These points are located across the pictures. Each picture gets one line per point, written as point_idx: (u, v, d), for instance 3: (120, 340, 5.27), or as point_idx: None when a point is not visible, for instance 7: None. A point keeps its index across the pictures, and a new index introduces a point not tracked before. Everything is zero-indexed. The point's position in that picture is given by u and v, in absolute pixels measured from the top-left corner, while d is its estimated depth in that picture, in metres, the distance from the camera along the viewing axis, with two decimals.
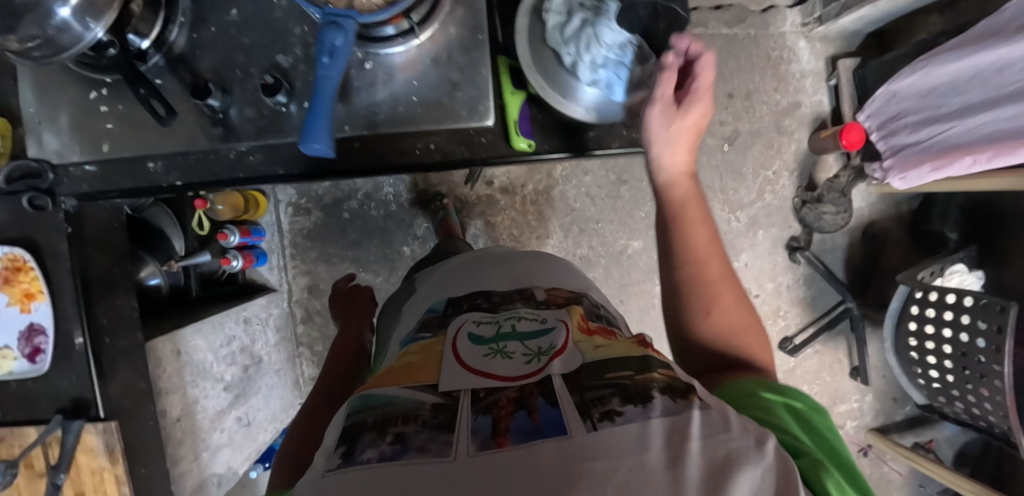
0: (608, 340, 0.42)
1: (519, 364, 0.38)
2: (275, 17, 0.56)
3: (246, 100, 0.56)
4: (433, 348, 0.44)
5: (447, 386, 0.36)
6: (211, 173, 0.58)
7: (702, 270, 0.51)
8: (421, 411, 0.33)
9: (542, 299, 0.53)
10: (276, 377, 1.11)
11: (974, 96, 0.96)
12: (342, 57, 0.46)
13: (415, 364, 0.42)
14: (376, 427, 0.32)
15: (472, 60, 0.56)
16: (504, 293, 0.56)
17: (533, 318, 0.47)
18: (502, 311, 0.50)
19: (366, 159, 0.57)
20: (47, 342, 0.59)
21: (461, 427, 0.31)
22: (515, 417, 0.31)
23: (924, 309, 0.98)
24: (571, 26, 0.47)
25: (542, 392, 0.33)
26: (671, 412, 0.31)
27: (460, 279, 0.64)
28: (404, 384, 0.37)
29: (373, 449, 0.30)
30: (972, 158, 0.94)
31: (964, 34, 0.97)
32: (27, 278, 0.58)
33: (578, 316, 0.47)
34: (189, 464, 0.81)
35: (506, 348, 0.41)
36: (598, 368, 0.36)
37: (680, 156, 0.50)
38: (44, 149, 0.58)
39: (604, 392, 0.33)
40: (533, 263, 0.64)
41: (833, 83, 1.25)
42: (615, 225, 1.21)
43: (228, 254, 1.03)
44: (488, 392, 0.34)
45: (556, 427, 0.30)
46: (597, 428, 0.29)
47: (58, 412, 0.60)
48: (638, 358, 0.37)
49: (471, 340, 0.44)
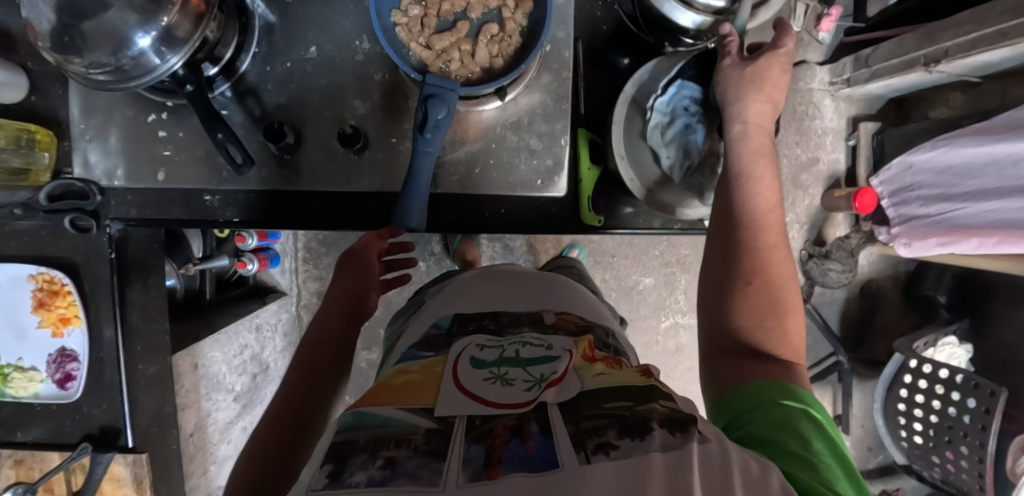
0: (613, 369, 0.35)
1: (517, 392, 0.32)
2: (357, 62, 0.57)
3: (314, 142, 0.56)
4: (433, 368, 0.36)
5: (444, 411, 0.30)
6: (268, 212, 0.57)
7: (760, 236, 0.45)
8: (414, 435, 0.27)
9: (551, 324, 0.44)
10: (282, 383, 1.08)
11: (985, 183, 0.91)
12: (442, 130, 0.46)
13: (410, 384, 0.34)
14: (365, 449, 0.26)
15: (555, 131, 0.60)
16: (515, 315, 0.46)
17: (538, 344, 0.39)
18: (508, 335, 0.41)
19: (444, 215, 0.60)
20: (79, 369, 0.58)
21: (453, 454, 0.25)
22: (508, 448, 0.26)
23: (916, 379, 1.03)
24: (674, 127, 0.53)
25: (537, 419, 0.28)
26: (668, 445, 0.26)
27: (458, 286, 0.52)
28: (400, 404, 0.31)
29: (362, 473, 0.23)
30: (978, 240, 0.89)
31: (987, 123, 0.92)
32: (65, 302, 0.56)
33: (588, 346, 0.39)
34: (198, 478, 0.82)
35: (508, 375, 0.34)
36: (597, 398, 0.30)
37: (757, 108, 0.47)
38: (91, 168, 0.55)
39: (601, 423, 0.28)
40: (550, 288, 0.51)
41: (852, 143, 1.18)
42: (629, 260, 1.22)
43: (244, 257, 0.95)
44: (484, 420, 0.29)
45: (550, 461, 0.25)
46: (590, 460, 0.24)
47: (85, 439, 0.59)
48: (642, 388, 0.32)
49: (471, 364, 0.36)
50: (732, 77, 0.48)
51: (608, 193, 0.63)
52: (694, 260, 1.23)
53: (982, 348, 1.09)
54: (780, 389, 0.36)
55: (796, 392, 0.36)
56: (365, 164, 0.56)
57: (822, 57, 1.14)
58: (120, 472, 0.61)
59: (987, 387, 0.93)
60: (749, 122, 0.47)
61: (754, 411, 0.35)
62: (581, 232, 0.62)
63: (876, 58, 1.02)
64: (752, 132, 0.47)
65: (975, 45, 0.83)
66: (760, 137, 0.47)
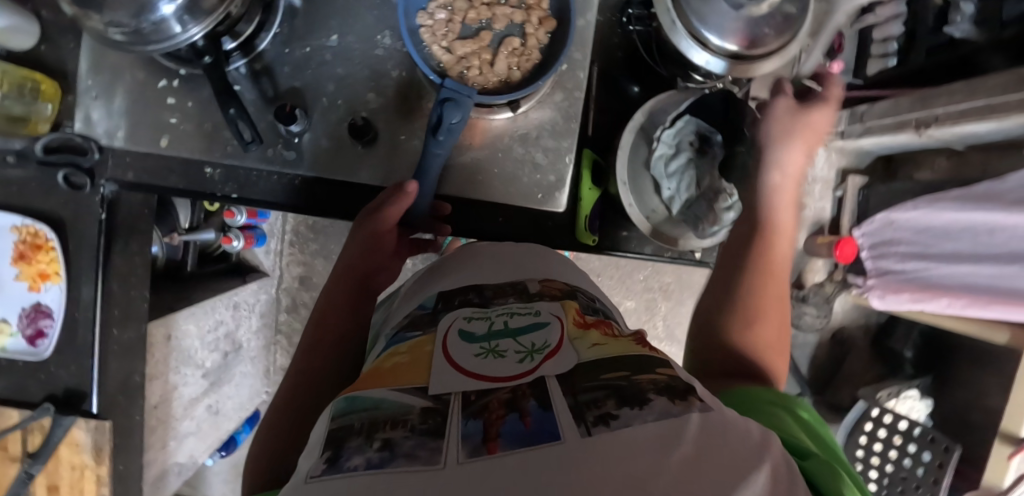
0: (606, 338, 0.35)
1: (511, 364, 0.32)
2: (377, 56, 0.57)
3: (322, 128, 0.57)
4: (423, 348, 0.35)
5: (438, 389, 0.29)
6: (268, 194, 0.57)
7: (770, 262, 0.51)
8: (410, 416, 0.26)
9: (535, 292, 0.42)
10: (249, 364, 1.06)
11: (962, 246, 0.96)
12: (454, 135, 0.47)
13: (399, 367, 0.33)
14: (362, 432, 0.26)
15: (560, 148, 0.61)
16: (498, 287, 0.44)
17: (524, 312, 0.38)
18: (494, 306, 0.40)
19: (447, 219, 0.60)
20: (53, 328, 0.57)
21: (450, 431, 0.25)
22: (506, 422, 0.25)
23: (875, 427, 1.05)
24: (679, 159, 0.55)
25: (534, 394, 0.28)
26: (668, 414, 0.26)
27: (460, 257, 0.52)
28: (391, 386, 0.30)
29: (360, 457, 0.23)
30: (949, 302, 0.95)
31: (964, 191, 0.94)
32: (47, 257, 0.56)
33: (575, 312, 0.38)
34: (156, 453, 0.78)
35: (499, 348, 0.34)
36: (594, 368, 0.30)
37: (797, 157, 0.53)
38: (92, 124, 0.54)
39: (599, 395, 0.27)
40: (537, 259, 0.50)
41: (838, 194, 1.20)
42: (613, 281, 1.23)
43: (230, 233, 0.93)
44: (479, 395, 0.28)
45: (550, 434, 0.24)
46: (591, 433, 0.24)
47: (47, 400, 0.58)
48: (634, 359, 0.32)
49: (461, 338, 0.35)
50: (780, 116, 0.53)
51: (607, 214, 0.65)
52: (676, 289, 1.25)
53: (941, 404, 1.13)
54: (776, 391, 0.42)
55: (787, 396, 0.42)
56: (372, 156, 0.57)
57: None
58: (80, 437, 0.60)
59: (942, 441, 0.98)
60: (785, 166, 0.52)
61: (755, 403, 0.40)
62: (577, 249, 0.63)
63: (872, 113, 1.04)
64: (788, 176, 0.52)
65: (964, 115, 0.85)
66: (791, 181, 0.53)
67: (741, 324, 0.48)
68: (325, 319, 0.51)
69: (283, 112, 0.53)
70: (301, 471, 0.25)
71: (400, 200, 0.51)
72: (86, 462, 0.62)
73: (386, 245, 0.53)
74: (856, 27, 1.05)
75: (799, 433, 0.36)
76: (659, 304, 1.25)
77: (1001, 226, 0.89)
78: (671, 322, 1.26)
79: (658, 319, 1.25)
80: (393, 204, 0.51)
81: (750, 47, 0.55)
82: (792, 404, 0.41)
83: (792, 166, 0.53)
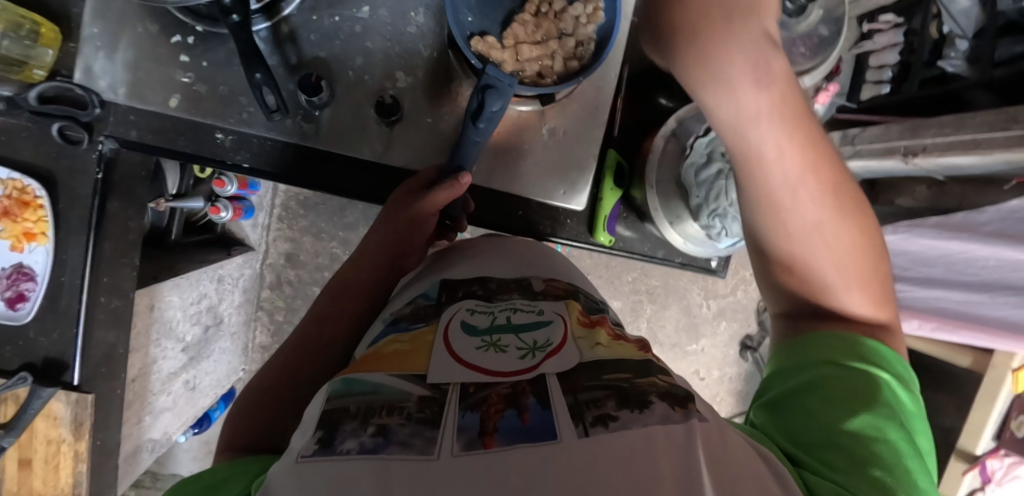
0: (609, 339, 0.34)
1: (513, 360, 0.30)
2: (409, 33, 0.56)
3: (346, 104, 0.55)
4: (423, 337, 0.34)
5: (437, 378, 0.28)
6: (286, 165, 0.55)
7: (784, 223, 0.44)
8: (407, 402, 0.26)
9: (539, 290, 0.41)
10: (230, 341, 1.01)
11: (936, 272, 0.96)
12: (494, 122, 0.48)
13: (397, 353, 0.32)
14: (357, 416, 0.25)
15: (585, 142, 0.61)
16: (503, 280, 0.43)
17: (528, 310, 0.37)
18: (497, 301, 0.39)
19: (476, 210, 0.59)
20: (36, 292, 0.53)
21: (446, 421, 0.24)
22: (503, 417, 0.24)
23: None
24: (707, 170, 0.59)
25: (534, 391, 0.27)
26: (669, 419, 0.25)
27: (479, 245, 0.50)
28: (390, 371, 0.29)
29: (353, 439, 0.23)
30: (920, 322, 0.96)
31: (944, 217, 0.92)
32: (35, 216, 0.52)
33: (579, 312, 0.38)
34: (131, 428, 0.76)
35: (501, 342, 0.33)
36: (595, 368, 0.29)
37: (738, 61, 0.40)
38: (94, 76, 0.50)
39: (600, 394, 0.26)
40: (535, 256, 0.49)
41: None
42: (602, 281, 1.21)
43: (219, 203, 0.84)
44: (479, 387, 0.27)
45: (547, 432, 0.23)
46: (588, 433, 0.23)
47: (24, 368, 0.54)
48: (636, 362, 0.31)
49: (462, 330, 0.34)
50: (738, 68, 0.40)
51: (624, 215, 0.65)
52: (662, 293, 1.25)
53: None
54: (831, 348, 0.40)
55: (851, 347, 0.39)
56: (396, 136, 0.56)
57: None
58: (59, 410, 0.56)
59: None
60: (740, 96, 0.41)
61: (800, 371, 0.39)
62: (591, 246, 0.63)
63: (864, 137, 0.98)
64: (757, 117, 0.41)
65: (950, 148, 0.82)
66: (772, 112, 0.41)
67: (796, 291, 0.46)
68: (340, 295, 0.48)
69: (309, 82, 0.52)
70: (294, 448, 0.25)
71: (453, 190, 0.48)
72: (63, 436, 0.58)
73: (421, 233, 0.50)
74: (853, 52, 1.02)
75: (833, 412, 0.34)
76: (645, 307, 1.25)
77: (976, 256, 0.89)
78: (655, 326, 1.26)
79: (643, 322, 1.25)
80: (443, 193, 0.48)
81: None
82: (850, 362, 0.38)
83: (755, 106, 0.41)
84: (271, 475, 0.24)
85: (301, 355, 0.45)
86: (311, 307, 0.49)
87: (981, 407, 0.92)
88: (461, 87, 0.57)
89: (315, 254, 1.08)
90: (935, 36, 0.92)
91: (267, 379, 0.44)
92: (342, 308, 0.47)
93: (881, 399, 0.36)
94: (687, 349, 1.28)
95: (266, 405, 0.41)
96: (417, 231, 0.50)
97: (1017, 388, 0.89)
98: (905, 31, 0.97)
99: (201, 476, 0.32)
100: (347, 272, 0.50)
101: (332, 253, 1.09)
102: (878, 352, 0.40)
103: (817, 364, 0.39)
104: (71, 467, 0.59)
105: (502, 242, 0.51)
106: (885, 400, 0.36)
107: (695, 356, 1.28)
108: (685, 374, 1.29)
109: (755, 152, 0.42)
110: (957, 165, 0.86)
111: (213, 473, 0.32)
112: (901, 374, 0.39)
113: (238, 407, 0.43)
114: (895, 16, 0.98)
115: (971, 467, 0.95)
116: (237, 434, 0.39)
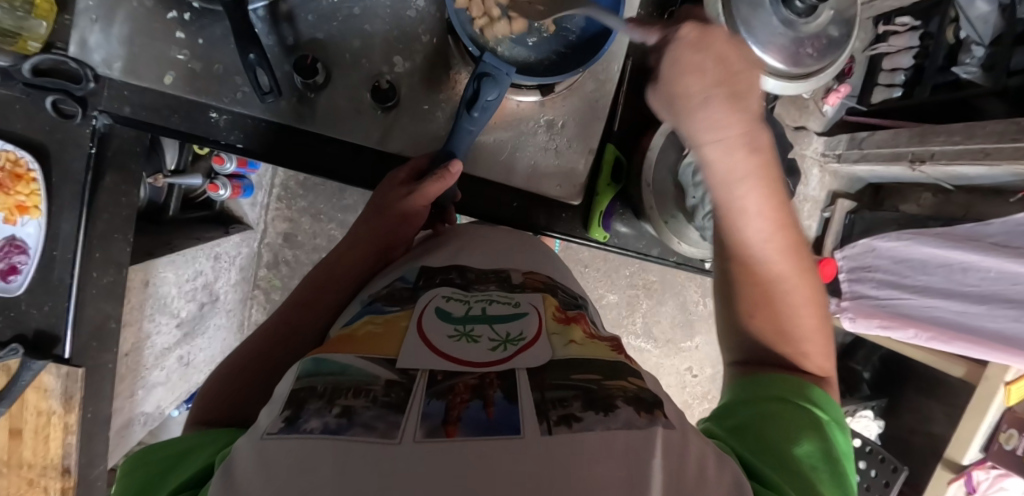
0: (584, 337, 0.34)
1: (483, 351, 0.30)
2: (408, 17, 0.56)
3: (341, 88, 0.54)
4: (397, 321, 0.34)
5: (406, 362, 0.28)
6: (280, 146, 0.54)
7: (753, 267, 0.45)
8: (374, 386, 0.26)
9: (518, 283, 0.41)
10: (224, 317, 1.00)
11: (934, 281, 0.90)
12: (489, 112, 0.47)
13: (371, 336, 0.32)
14: (323, 396, 0.25)
15: (583, 137, 0.60)
16: (483, 271, 0.43)
17: (504, 302, 0.37)
18: (475, 291, 0.39)
19: (473, 204, 0.59)
20: (27, 264, 0.53)
21: (411, 407, 0.24)
22: (468, 408, 0.24)
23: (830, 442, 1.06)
24: None
25: (502, 385, 0.27)
26: (631, 424, 0.25)
27: (466, 234, 0.50)
28: (358, 352, 0.29)
29: (317, 419, 0.23)
30: (915, 331, 0.89)
31: (948, 227, 0.89)
32: (27, 189, 0.52)
33: (555, 308, 0.37)
34: (122, 401, 0.77)
35: (473, 332, 0.33)
36: (565, 366, 0.29)
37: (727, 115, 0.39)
38: (88, 49, 0.50)
39: (568, 394, 0.26)
40: (524, 251, 0.48)
41: (826, 215, 0.97)
42: (599, 274, 1.21)
43: (217, 181, 0.82)
44: (447, 376, 0.27)
45: (510, 426, 0.23)
46: (551, 432, 0.23)
47: (15, 340, 0.54)
48: (607, 363, 0.31)
49: (437, 316, 0.34)
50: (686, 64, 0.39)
51: (621, 212, 0.64)
52: (659, 288, 1.24)
53: (886, 424, 1.13)
54: (780, 384, 0.41)
55: (796, 388, 0.41)
56: (393, 123, 0.55)
57: (820, 129, 0.95)
58: (49, 382, 0.57)
59: (893, 464, 0.99)
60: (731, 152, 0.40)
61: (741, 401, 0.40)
62: (585, 241, 0.63)
63: (872, 141, 0.88)
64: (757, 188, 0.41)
65: (958, 156, 0.78)
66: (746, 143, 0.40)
67: (759, 337, 0.46)
68: (325, 283, 0.48)
69: (304, 64, 0.51)
70: (261, 424, 0.25)
71: (443, 182, 0.48)
72: (55, 408, 0.59)
73: (412, 227, 0.51)
74: (867, 53, 0.95)
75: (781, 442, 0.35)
76: (642, 301, 1.24)
77: (975, 266, 0.84)
78: (650, 321, 1.25)
79: (638, 316, 1.24)
80: (433, 186, 0.48)
81: (791, 65, 0.56)
82: (797, 401, 0.40)
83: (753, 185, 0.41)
84: (236, 448, 0.24)
85: (284, 334, 0.45)
86: (291, 295, 0.49)
87: (971, 418, 0.90)
88: (459, 74, 0.56)
89: (313, 235, 1.08)
90: (951, 42, 0.86)
91: (240, 360, 0.44)
92: (325, 294, 0.47)
93: (818, 425, 0.37)
94: (681, 345, 1.27)
95: (239, 388, 0.41)
96: (406, 227, 0.50)
97: (1010, 402, 0.87)
98: (919, 35, 0.90)
99: (164, 443, 0.33)
100: (332, 262, 0.50)
101: (329, 235, 1.08)
102: (826, 401, 0.41)
103: (754, 396, 0.40)
104: (64, 439, 0.61)
105: (492, 232, 0.51)
106: (828, 439, 0.37)
107: (689, 353, 1.28)
108: (678, 370, 1.29)
109: (733, 199, 0.42)
110: (964, 173, 0.83)
111: (190, 441, 0.33)
112: (840, 419, 0.40)
113: (212, 383, 0.43)
114: (912, 19, 0.91)
115: (957, 477, 0.94)
116: (208, 410, 0.40)
